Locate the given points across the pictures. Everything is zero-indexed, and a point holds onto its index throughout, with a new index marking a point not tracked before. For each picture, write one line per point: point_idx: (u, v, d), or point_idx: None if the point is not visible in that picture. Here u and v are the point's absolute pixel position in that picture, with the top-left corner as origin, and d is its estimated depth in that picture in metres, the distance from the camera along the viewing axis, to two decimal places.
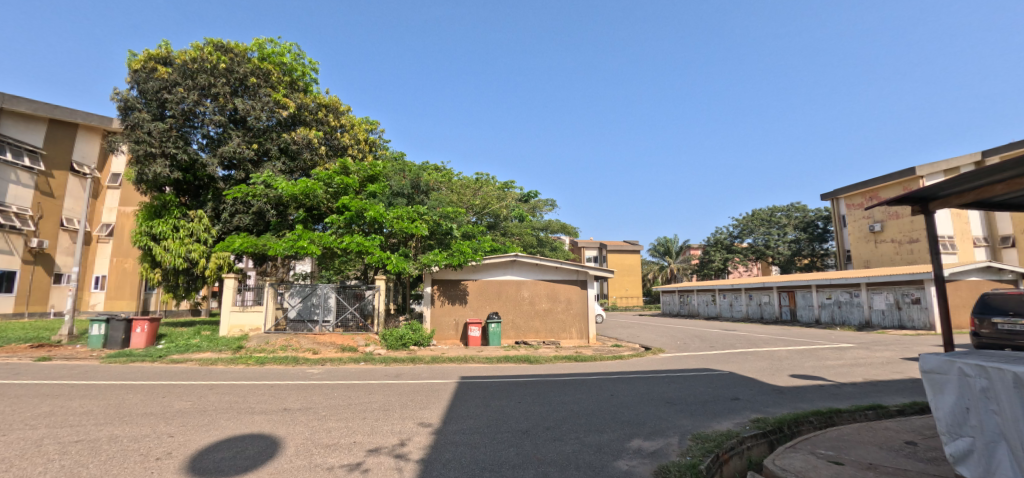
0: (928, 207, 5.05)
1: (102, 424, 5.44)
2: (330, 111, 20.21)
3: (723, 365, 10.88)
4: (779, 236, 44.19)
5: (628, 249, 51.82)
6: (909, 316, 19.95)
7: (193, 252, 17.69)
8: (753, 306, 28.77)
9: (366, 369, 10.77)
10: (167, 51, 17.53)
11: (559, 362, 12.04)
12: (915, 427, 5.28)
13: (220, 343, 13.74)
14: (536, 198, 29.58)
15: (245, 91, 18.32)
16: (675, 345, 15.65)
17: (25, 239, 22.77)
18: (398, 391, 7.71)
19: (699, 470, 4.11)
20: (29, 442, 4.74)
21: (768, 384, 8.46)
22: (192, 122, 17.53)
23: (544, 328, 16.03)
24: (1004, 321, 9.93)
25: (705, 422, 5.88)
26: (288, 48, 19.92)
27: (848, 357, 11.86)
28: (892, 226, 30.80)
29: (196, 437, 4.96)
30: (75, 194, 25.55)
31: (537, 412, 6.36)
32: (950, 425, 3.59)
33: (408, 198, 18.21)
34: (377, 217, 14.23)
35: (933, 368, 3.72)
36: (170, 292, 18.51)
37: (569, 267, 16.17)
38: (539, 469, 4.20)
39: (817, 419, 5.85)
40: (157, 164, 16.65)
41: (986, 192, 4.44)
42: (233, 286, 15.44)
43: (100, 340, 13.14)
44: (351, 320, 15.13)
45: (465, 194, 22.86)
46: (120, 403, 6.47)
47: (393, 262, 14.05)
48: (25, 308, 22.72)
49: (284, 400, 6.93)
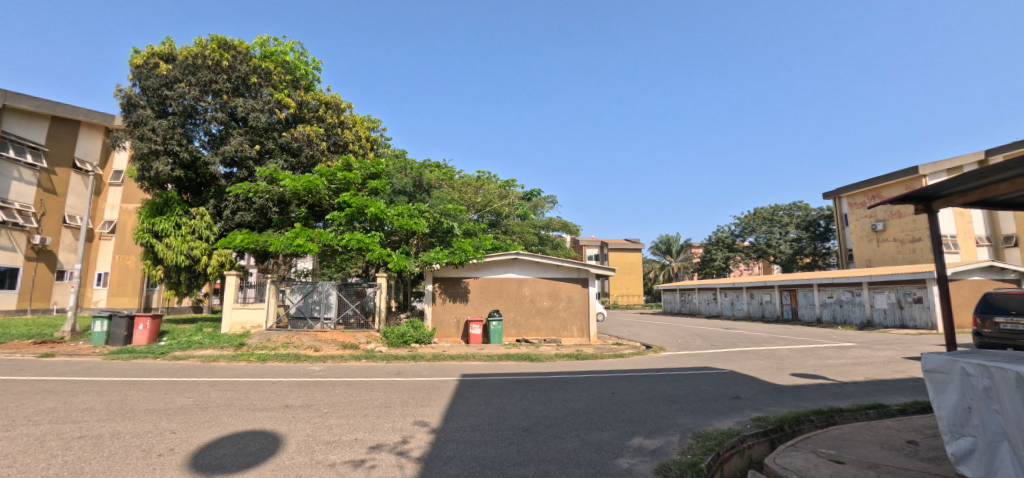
0: (930, 206, 5.03)
1: (105, 420, 5.47)
2: (331, 108, 20.07)
3: (724, 364, 10.87)
4: (781, 235, 44.04)
5: (629, 247, 51.79)
6: (910, 315, 19.92)
7: (194, 250, 17.69)
8: (754, 305, 28.75)
9: (367, 366, 10.82)
10: (171, 48, 17.56)
11: (559, 360, 12.03)
12: (916, 426, 5.27)
13: (222, 340, 13.78)
14: (537, 196, 29.61)
15: (247, 89, 18.34)
16: (676, 343, 15.63)
17: (27, 236, 22.85)
18: (399, 388, 7.73)
19: (699, 469, 4.10)
20: (32, 438, 4.76)
21: (769, 382, 8.47)
22: (194, 119, 17.58)
23: (545, 326, 16.03)
24: (1006, 320, 9.90)
25: (705, 420, 5.89)
26: (290, 46, 19.95)
27: (850, 356, 11.84)
28: (894, 225, 30.72)
29: (198, 433, 4.98)
30: (77, 191, 25.62)
31: (538, 410, 6.36)
32: (952, 424, 3.59)
33: (410, 197, 18.03)
34: (377, 214, 14.23)
35: (935, 368, 3.71)
36: (172, 288, 18.56)
37: (570, 265, 16.17)
38: (540, 467, 4.20)
39: (817, 418, 5.83)
40: (159, 161, 16.73)
41: (990, 191, 4.41)
42: (234, 283, 15.47)
43: (102, 337, 13.21)
44: (352, 317, 15.15)
45: (466, 192, 22.85)
46: (122, 400, 6.49)
47: (394, 259, 14.03)
48: (28, 304, 22.79)
49: (286, 397, 6.95)
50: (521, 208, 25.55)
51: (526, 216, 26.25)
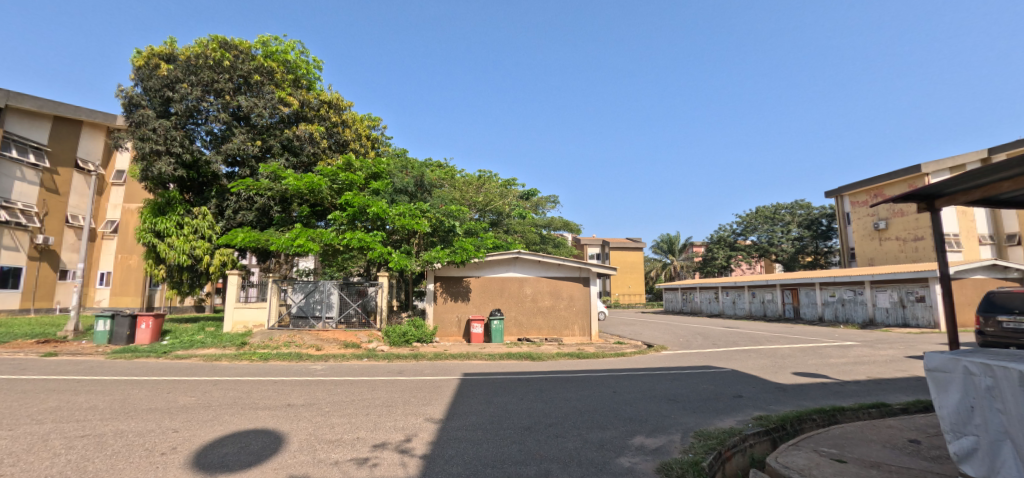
0: (933, 204, 4.99)
1: (107, 419, 5.48)
2: (332, 107, 19.99)
3: (725, 363, 10.83)
4: (782, 233, 43.98)
5: (630, 245, 51.71)
6: (913, 314, 19.91)
7: (197, 249, 17.65)
8: (756, 304, 28.74)
9: (368, 366, 10.78)
10: (172, 48, 17.62)
11: (561, 359, 11.99)
12: (918, 425, 5.26)
13: (225, 339, 13.81)
14: (537, 196, 29.50)
15: (248, 88, 18.41)
16: (678, 342, 15.61)
17: (31, 235, 22.95)
18: (401, 387, 7.74)
19: (701, 468, 4.09)
20: (35, 437, 4.78)
21: (771, 381, 8.46)
22: (196, 119, 17.65)
23: (546, 325, 16.02)
24: (1010, 319, 9.86)
25: (707, 419, 5.87)
26: (291, 45, 19.97)
27: (852, 355, 11.81)
28: (896, 223, 30.61)
29: (200, 433, 4.99)
30: (80, 190, 25.69)
31: (539, 409, 6.37)
32: (954, 423, 3.57)
33: (411, 195, 17.97)
34: (379, 213, 14.21)
35: (937, 367, 3.68)
36: (174, 288, 18.48)
37: (571, 264, 16.11)
38: (541, 466, 4.20)
39: (819, 417, 5.82)
40: (161, 161, 16.73)
41: (993, 190, 4.38)
42: (236, 282, 15.48)
43: (105, 336, 13.29)
44: (354, 316, 15.15)
45: (467, 191, 22.87)
46: (125, 399, 6.50)
47: (395, 258, 14.00)
48: (31, 304, 22.87)
49: (288, 396, 6.97)
50: (521, 207, 25.43)
51: (526, 215, 26.16)
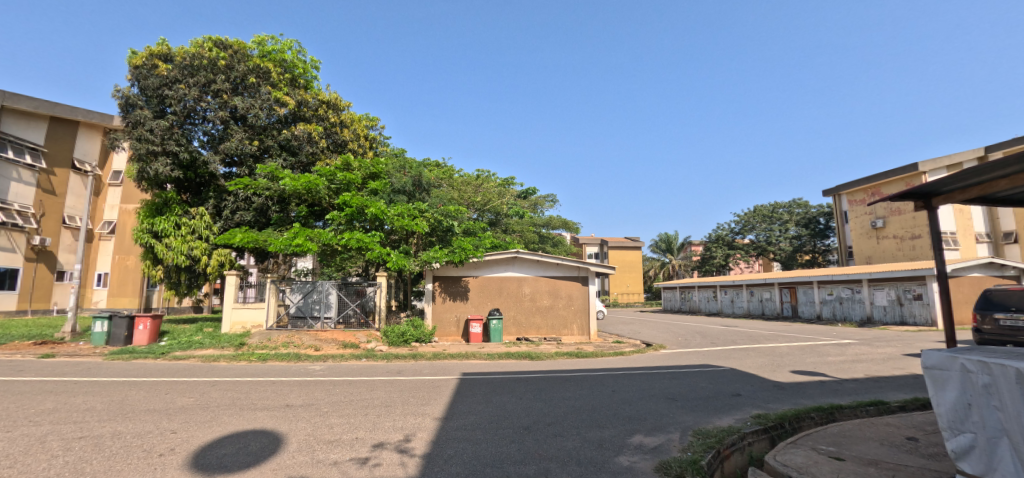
0: (930, 203, 5.01)
1: (105, 420, 5.47)
2: (330, 107, 20.00)
3: (724, 362, 10.84)
4: (780, 232, 44.06)
5: (629, 245, 51.74)
6: (910, 312, 19.98)
7: (194, 250, 17.56)
8: (754, 303, 28.77)
9: (367, 366, 10.76)
10: (168, 48, 17.57)
11: (560, 358, 12.00)
12: (916, 423, 5.27)
13: (223, 339, 13.82)
14: (535, 195, 29.44)
15: (245, 88, 18.36)
16: (676, 342, 15.59)
17: (27, 236, 22.88)
18: (400, 387, 7.73)
19: (699, 466, 4.10)
20: (32, 438, 4.77)
21: (769, 380, 8.47)
22: (193, 119, 17.60)
23: (545, 324, 16.03)
24: (1005, 317, 9.91)
25: (705, 418, 5.87)
26: (288, 45, 19.97)
27: (849, 353, 11.84)
28: (894, 222, 30.70)
29: (198, 434, 4.98)
30: (76, 191, 25.60)
31: (538, 408, 6.36)
32: (952, 421, 3.58)
33: (409, 195, 17.87)
34: (377, 214, 14.20)
35: (934, 364, 3.69)
36: (172, 289, 18.43)
37: (570, 263, 16.11)
38: (540, 465, 4.21)
39: (817, 415, 5.83)
40: (158, 162, 16.67)
41: (988, 187, 4.39)
42: (234, 283, 15.43)
43: (103, 337, 13.23)
44: (352, 316, 15.12)
45: (465, 190, 22.86)
46: (122, 400, 6.49)
47: (393, 259, 14.00)
48: (28, 305, 22.83)
49: (287, 396, 6.97)
50: (519, 207, 25.37)
51: (525, 215, 26.09)
